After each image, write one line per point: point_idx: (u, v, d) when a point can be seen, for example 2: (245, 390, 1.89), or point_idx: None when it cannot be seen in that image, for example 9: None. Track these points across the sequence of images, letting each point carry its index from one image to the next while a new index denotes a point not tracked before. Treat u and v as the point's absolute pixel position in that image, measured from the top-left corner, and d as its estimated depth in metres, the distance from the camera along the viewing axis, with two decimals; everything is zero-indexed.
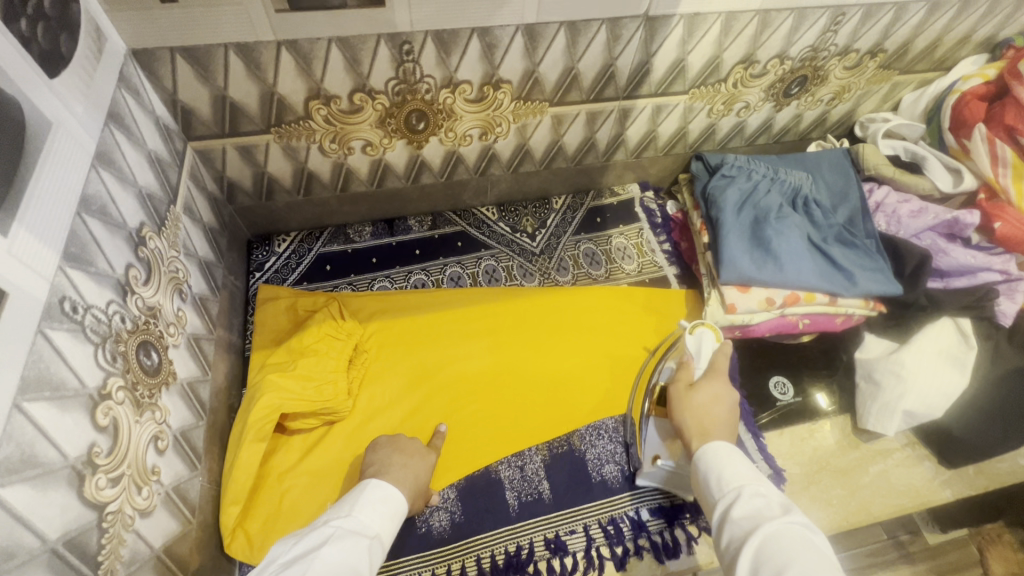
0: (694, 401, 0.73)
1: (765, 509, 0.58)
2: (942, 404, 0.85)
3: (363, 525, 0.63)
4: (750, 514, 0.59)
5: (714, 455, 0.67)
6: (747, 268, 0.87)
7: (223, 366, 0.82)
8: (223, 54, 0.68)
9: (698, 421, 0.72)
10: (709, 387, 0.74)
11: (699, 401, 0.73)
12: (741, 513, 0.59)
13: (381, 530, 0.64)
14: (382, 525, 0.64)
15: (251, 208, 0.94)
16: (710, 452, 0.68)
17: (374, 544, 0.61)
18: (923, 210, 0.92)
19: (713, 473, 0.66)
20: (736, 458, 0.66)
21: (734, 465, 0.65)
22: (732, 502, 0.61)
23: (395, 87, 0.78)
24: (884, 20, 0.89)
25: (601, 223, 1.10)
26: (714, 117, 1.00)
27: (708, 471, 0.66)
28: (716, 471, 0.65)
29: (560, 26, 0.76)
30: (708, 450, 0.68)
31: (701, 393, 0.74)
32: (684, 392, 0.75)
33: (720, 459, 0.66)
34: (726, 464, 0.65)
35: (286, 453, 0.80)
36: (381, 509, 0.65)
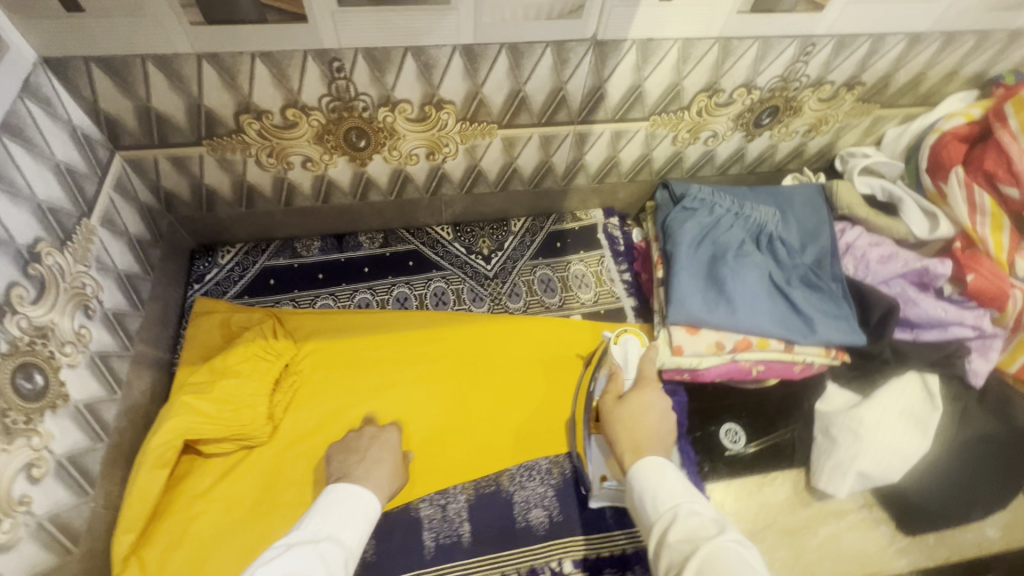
0: (625, 412, 0.70)
1: (704, 528, 0.54)
2: (899, 468, 0.80)
3: (314, 532, 0.60)
4: (689, 536, 0.54)
5: (645, 473, 0.62)
6: (696, 309, 0.82)
7: (142, 384, 0.79)
8: (141, 65, 0.66)
9: (630, 432, 0.68)
10: (639, 399, 0.71)
11: (629, 411, 0.70)
12: (682, 536, 0.54)
13: (338, 531, 0.61)
14: (339, 527, 0.62)
15: (191, 218, 0.91)
16: (641, 468, 0.63)
17: (329, 545, 0.58)
18: (893, 256, 0.87)
19: (648, 493, 0.60)
20: (666, 470, 0.62)
21: (667, 481, 0.60)
22: (668, 525, 0.56)
23: (329, 104, 0.75)
24: (860, 52, 0.83)
25: (561, 248, 1.05)
26: (679, 145, 0.95)
27: (641, 492, 0.61)
28: (650, 492, 0.60)
29: (501, 47, 0.72)
30: (639, 467, 0.63)
31: (632, 402, 0.71)
32: (614, 402, 0.73)
33: (652, 474, 0.61)
34: (658, 481, 0.60)
35: (199, 476, 0.78)
36: (336, 513, 0.63)
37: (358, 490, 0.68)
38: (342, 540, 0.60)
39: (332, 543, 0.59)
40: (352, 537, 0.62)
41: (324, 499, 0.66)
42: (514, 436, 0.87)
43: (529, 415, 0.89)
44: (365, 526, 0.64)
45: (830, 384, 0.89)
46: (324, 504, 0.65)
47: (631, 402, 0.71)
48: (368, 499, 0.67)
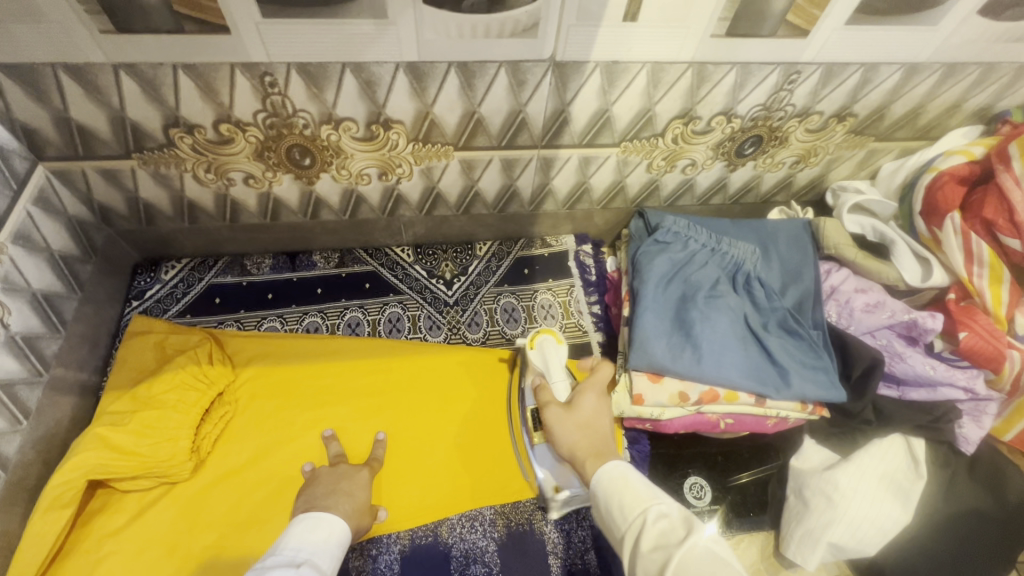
0: (578, 421, 0.67)
1: (675, 533, 0.51)
2: (875, 541, 0.73)
3: (293, 554, 0.58)
4: (660, 542, 0.51)
5: (608, 483, 0.59)
6: (659, 355, 0.75)
7: (60, 410, 0.74)
8: (52, 74, 0.61)
9: (589, 441, 0.66)
10: (586, 401, 0.69)
11: (581, 418, 0.68)
12: (653, 542, 0.51)
13: (315, 557, 0.59)
14: (316, 553, 0.60)
15: (131, 232, 0.86)
16: (605, 478, 0.59)
17: (310, 569, 0.57)
18: (879, 305, 0.79)
19: (615, 501, 0.57)
20: (630, 475, 0.59)
21: (631, 484, 0.58)
22: (639, 532, 0.53)
23: (266, 120, 0.70)
24: (850, 83, 0.76)
25: (528, 275, 0.99)
26: (655, 172, 0.89)
27: (607, 501, 0.57)
28: (616, 499, 0.57)
29: (449, 65, 0.66)
30: (603, 474, 0.60)
31: (580, 408, 0.69)
32: (562, 411, 0.68)
33: (617, 481, 0.58)
34: (623, 487, 0.57)
35: (113, 514, 0.72)
36: (312, 538, 0.62)
37: (328, 514, 0.65)
38: (321, 565, 0.59)
39: (312, 567, 0.57)
40: (329, 565, 0.60)
41: (297, 526, 0.63)
42: (465, 467, 0.82)
43: (482, 443, 0.84)
44: (339, 554, 0.63)
45: (806, 440, 0.82)
46: (297, 529, 0.63)
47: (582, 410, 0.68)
48: (339, 524, 0.65)
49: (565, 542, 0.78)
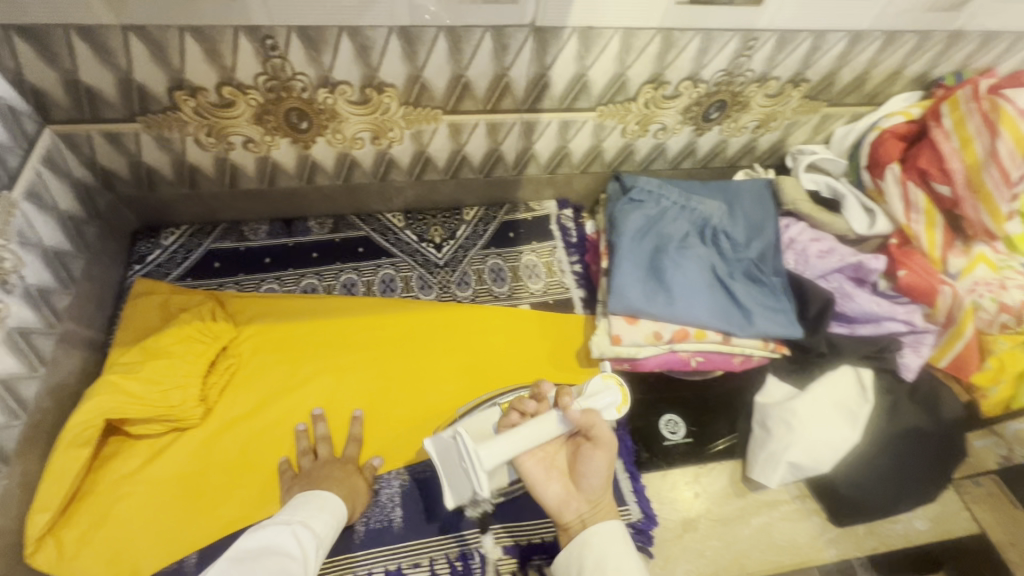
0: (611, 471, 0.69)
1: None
2: (829, 459, 0.81)
3: (287, 517, 0.64)
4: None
5: (610, 538, 0.64)
6: (635, 299, 0.82)
7: (71, 363, 0.78)
8: (64, 36, 0.64)
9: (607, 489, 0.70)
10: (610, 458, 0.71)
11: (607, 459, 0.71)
12: None
13: (311, 519, 0.65)
14: (313, 516, 0.65)
15: (132, 197, 0.90)
16: (609, 531, 0.65)
17: (302, 529, 0.63)
18: (830, 251, 0.88)
19: (613, 563, 0.62)
20: (627, 542, 0.65)
21: (627, 556, 0.63)
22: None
23: (266, 83, 0.74)
24: (802, 49, 0.84)
25: (514, 238, 1.05)
26: (629, 136, 0.96)
27: (600, 559, 0.63)
28: (613, 561, 0.62)
29: (438, 30, 0.71)
30: (609, 531, 0.65)
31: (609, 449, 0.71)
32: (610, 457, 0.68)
33: (621, 544, 0.64)
34: (624, 554, 0.63)
35: (127, 458, 0.76)
36: (308, 505, 0.67)
37: (325, 493, 0.70)
38: (314, 526, 0.64)
39: (304, 529, 0.63)
40: (324, 528, 0.65)
41: (297, 499, 0.69)
42: (458, 414, 0.88)
43: (473, 393, 0.90)
44: (335, 521, 0.67)
45: (770, 377, 0.89)
46: (297, 501, 0.68)
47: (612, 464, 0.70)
48: (334, 499, 0.69)
49: None
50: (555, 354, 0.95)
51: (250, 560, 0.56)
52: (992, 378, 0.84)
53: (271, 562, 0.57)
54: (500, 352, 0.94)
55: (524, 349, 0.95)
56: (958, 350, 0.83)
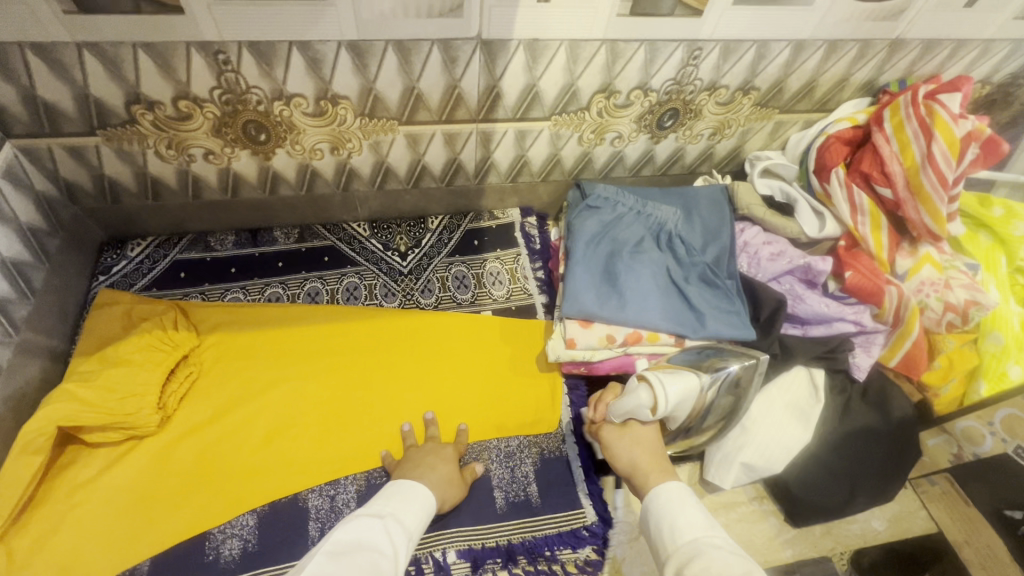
0: (634, 437, 0.74)
1: (725, 565, 0.54)
2: (782, 459, 0.81)
3: (379, 509, 0.67)
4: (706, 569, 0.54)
5: (665, 499, 0.65)
6: (588, 302, 0.84)
7: (30, 372, 0.79)
8: (19, 53, 0.67)
9: (646, 456, 0.72)
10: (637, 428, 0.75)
11: (636, 438, 0.74)
12: (700, 565, 0.55)
13: (400, 513, 0.67)
14: (401, 510, 0.68)
15: (97, 210, 0.91)
16: (663, 494, 0.65)
17: (393, 524, 0.65)
18: (781, 254, 0.90)
19: (667, 520, 0.63)
20: (688, 502, 0.64)
21: (687, 511, 0.63)
22: (685, 562, 0.57)
23: (222, 97, 0.77)
24: (747, 58, 0.86)
25: (478, 246, 1.07)
26: (586, 145, 0.98)
27: (659, 521, 0.63)
28: (669, 521, 0.62)
29: (386, 43, 0.74)
30: (662, 492, 0.66)
31: (634, 432, 0.75)
32: (618, 432, 0.76)
33: (673, 503, 0.64)
34: (679, 510, 0.63)
35: (85, 466, 0.77)
36: (398, 498, 0.69)
37: (417, 484, 0.73)
38: (404, 521, 0.66)
39: (394, 523, 0.65)
40: (412, 522, 0.67)
41: (387, 489, 0.71)
42: (420, 417, 0.89)
43: (437, 397, 0.90)
44: (423, 514, 0.69)
45: None
46: (386, 490, 0.71)
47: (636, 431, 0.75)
48: (424, 493, 0.72)
49: (508, 478, 0.84)
50: (517, 361, 0.95)
51: (347, 553, 0.58)
52: (943, 376, 0.85)
53: (368, 556, 0.58)
54: (462, 357, 0.95)
55: (487, 353, 0.96)
56: (908, 349, 0.84)
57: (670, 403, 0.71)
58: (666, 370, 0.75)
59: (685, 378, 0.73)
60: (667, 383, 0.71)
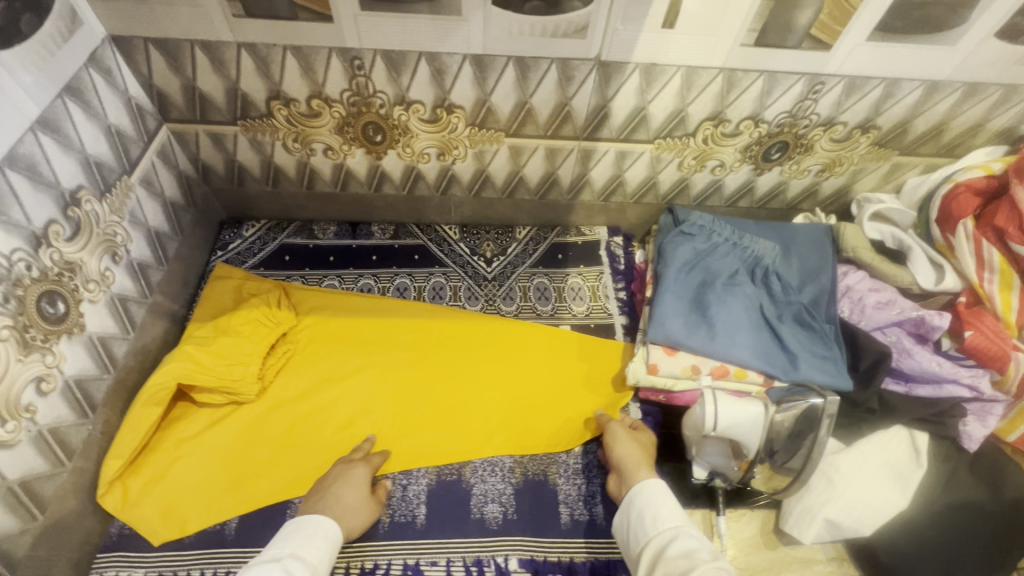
0: (638, 441, 0.80)
1: (700, 551, 0.60)
2: (870, 522, 0.76)
3: (278, 551, 0.64)
4: (686, 552, 0.60)
5: (650, 492, 0.69)
6: (676, 330, 0.83)
7: (156, 330, 0.87)
8: (190, 49, 0.75)
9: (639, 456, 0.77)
10: (642, 435, 0.83)
11: (637, 442, 0.81)
12: (679, 551, 0.61)
13: (301, 550, 0.64)
14: (303, 546, 0.65)
15: (224, 190, 1.01)
16: (647, 488, 0.70)
17: (292, 561, 0.62)
18: (890, 303, 0.84)
19: (650, 510, 0.68)
20: (670, 496, 0.69)
21: (668, 503, 0.68)
22: (667, 543, 0.63)
23: (350, 98, 0.83)
24: (872, 95, 0.83)
25: (562, 260, 1.08)
26: (685, 170, 0.97)
27: (642, 510, 0.68)
28: (653, 511, 0.67)
29: (508, 60, 0.77)
30: (647, 487, 0.70)
31: (637, 436, 0.82)
32: (624, 429, 0.82)
33: (657, 496, 0.69)
34: (662, 503, 0.68)
35: (189, 422, 0.84)
36: (299, 534, 0.66)
37: (317, 517, 0.69)
38: (304, 557, 0.63)
39: (295, 561, 0.62)
40: (316, 557, 0.64)
41: (286, 528, 0.68)
42: (490, 420, 0.90)
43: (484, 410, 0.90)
44: (329, 546, 0.67)
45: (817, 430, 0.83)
46: (288, 529, 0.68)
47: (640, 436, 0.82)
48: (329, 522, 0.69)
49: (574, 496, 0.83)
50: (591, 378, 0.95)
51: None
52: None
53: None
54: (535, 368, 0.96)
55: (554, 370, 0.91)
56: None
57: (715, 421, 0.70)
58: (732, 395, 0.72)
59: (746, 405, 0.71)
60: (718, 402, 0.71)
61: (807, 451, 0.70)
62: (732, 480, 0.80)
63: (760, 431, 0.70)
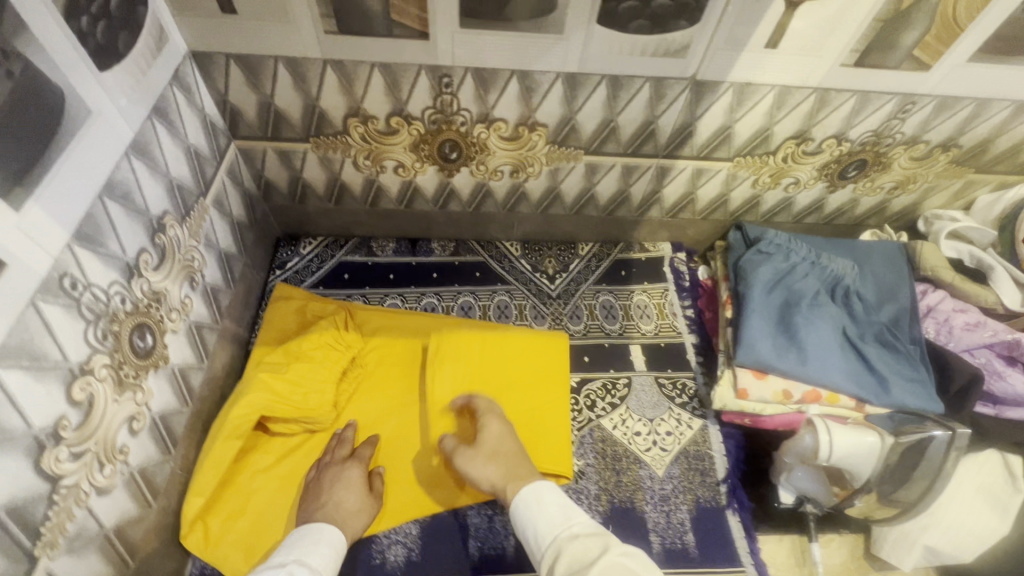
0: (485, 451, 0.74)
1: (585, 552, 0.58)
2: (972, 549, 0.75)
3: (283, 558, 0.64)
4: (576, 559, 0.58)
5: (526, 503, 0.65)
6: (766, 354, 0.82)
7: (225, 357, 0.84)
8: (272, 65, 0.72)
9: (500, 470, 0.71)
10: (487, 430, 0.76)
11: (488, 448, 0.74)
12: (570, 562, 0.58)
13: (305, 555, 0.64)
14: (308, 551, 0.65)
15: (284, 208, 0.97)
16: (524, 501, 0.65)
17: (297, 566, 0.62)
18: (979, 324, 0.84)
19: (529, 525, 0.63)
20: (546, 497, 0.65)
21: (545, 507, 0.64)
22: (559, 558, 0.59)
23: (431, 116, 0.80)
24: (961, 115, 0.82)
25: (626, 276, 1.06)
26: (759, 188, 0.96)
27: (528, 524, 0.63)
28: (532, 526, 0.63)
29: (602, 78, 0.75)
30: (519, 501, 0.66)
31: (482, 441, 0.75)
32: (467, 451, 0.74)
33: (533, 505, 0.65)
34: (539, 512, 0.64)
35: (263, 454, 0.80)
36: (304, 541, 0.66)
37: (319, 525, 0.69)
38: (310, 562, 0.64)
39: (299, 565, 0.63)
40: (320, 561, 0.65)
41: (292, 537, 0.68)
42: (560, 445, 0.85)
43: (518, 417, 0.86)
44: (334, 552, 0.67)
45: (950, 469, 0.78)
46: (292, 539, 0.68)
47: (484, 440, 0.75)
48: (331, 530, 0.69)
49: (664, 524, 0.82)
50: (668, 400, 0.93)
51: None
52: None
53: None
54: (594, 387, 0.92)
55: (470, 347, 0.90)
56: None
57: (832, 446, 0.75)
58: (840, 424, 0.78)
59: (859, 434, 0.76)
60: (834, 429, 0.76)
61: (922, 483, 0.75)
62: (820, 507, 0.82)
63: (872, 460, 0.75)
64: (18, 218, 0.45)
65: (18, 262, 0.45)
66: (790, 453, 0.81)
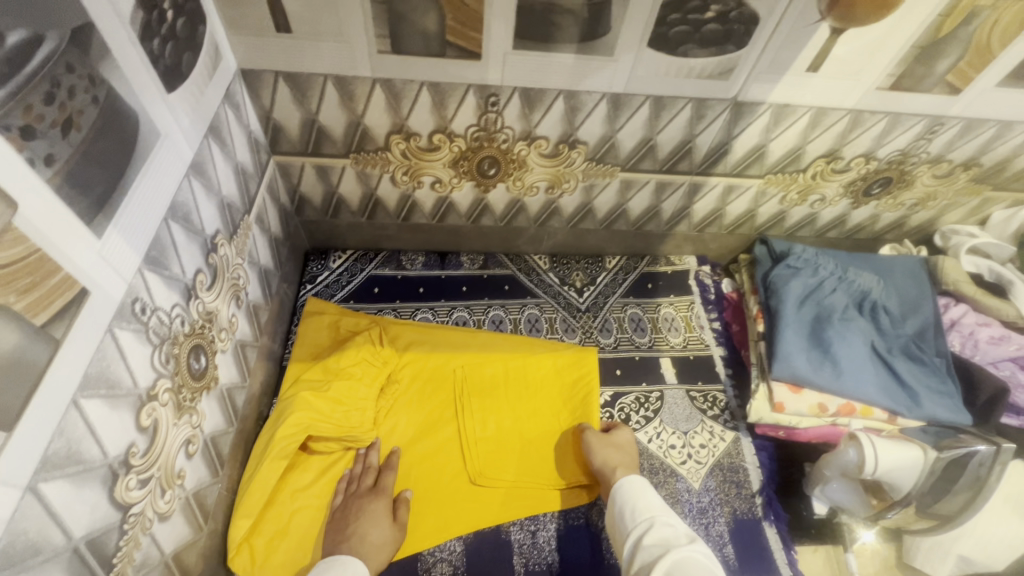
0: (615, 444, 0.81)
1: (676, 538, 0.64)
2: (1004, 556, 0.77)
3: None
4: (663, 541, 0.64)
5: (631, 487, 0.72)
6: (801, 368, 0.84)
7: (262, 374, 0.83)
8: (321, 83, 0.72)
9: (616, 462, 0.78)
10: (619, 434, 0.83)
11: (614, 446, 0.81)
12: (657, 539, 0.64)
13: None
14: None
15: (315, 222, 0.97)
16: (630, 483, 0.73)
17: None
18: (1004, 338, 0.88)
19: (628, 503, 0.71)
20: (647, 490, 0.72)
21: (647, 495, 0.71)
22: (645, 532, 0.66)
23: (474, 133, 0.80)
24: (984, 136, 0.85)
25: (652, 289, 1.07)
26: (786, 204, 0.98)
27: (624, 503, 0.71)
28: (631, 503, 0.70)
29: (646, 99, 0.76)
30: (625, 481, 0.74)
31: (614, 440, 0.82)
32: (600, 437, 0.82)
33: (636, 489, 0.72)
34: (641, 496, 0.71)
35: (302, 472, 0.79)
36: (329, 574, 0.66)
37: (343, 558, 0.68)
38: None
39: None
40: None
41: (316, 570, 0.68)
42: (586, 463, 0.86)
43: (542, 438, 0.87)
44: None
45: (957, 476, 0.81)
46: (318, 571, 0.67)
47: (616, 438, 0.82)
48: (355, 563, 0.68)
49: (704, 536, 0.83)
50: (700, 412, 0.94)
51: None
52: None
53: None
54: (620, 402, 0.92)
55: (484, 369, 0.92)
56: None
57: (878, 460, 0.77)
58: (879, 438, 0.80)
59: (902, 448, 0.79)
60: (879, 444, 0.78)
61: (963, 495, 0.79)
62: (853, 519, 0.84)
63: (914, 473, 0.78)
64: (99, 245, 0.44)
65: (98, 289, 0.44)
66: (831, 468, 0.82)
